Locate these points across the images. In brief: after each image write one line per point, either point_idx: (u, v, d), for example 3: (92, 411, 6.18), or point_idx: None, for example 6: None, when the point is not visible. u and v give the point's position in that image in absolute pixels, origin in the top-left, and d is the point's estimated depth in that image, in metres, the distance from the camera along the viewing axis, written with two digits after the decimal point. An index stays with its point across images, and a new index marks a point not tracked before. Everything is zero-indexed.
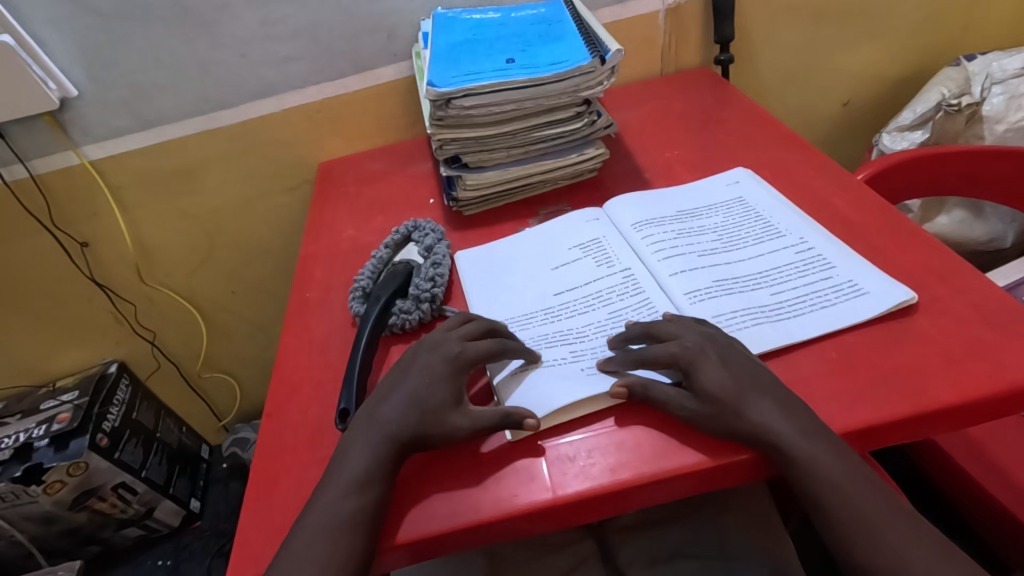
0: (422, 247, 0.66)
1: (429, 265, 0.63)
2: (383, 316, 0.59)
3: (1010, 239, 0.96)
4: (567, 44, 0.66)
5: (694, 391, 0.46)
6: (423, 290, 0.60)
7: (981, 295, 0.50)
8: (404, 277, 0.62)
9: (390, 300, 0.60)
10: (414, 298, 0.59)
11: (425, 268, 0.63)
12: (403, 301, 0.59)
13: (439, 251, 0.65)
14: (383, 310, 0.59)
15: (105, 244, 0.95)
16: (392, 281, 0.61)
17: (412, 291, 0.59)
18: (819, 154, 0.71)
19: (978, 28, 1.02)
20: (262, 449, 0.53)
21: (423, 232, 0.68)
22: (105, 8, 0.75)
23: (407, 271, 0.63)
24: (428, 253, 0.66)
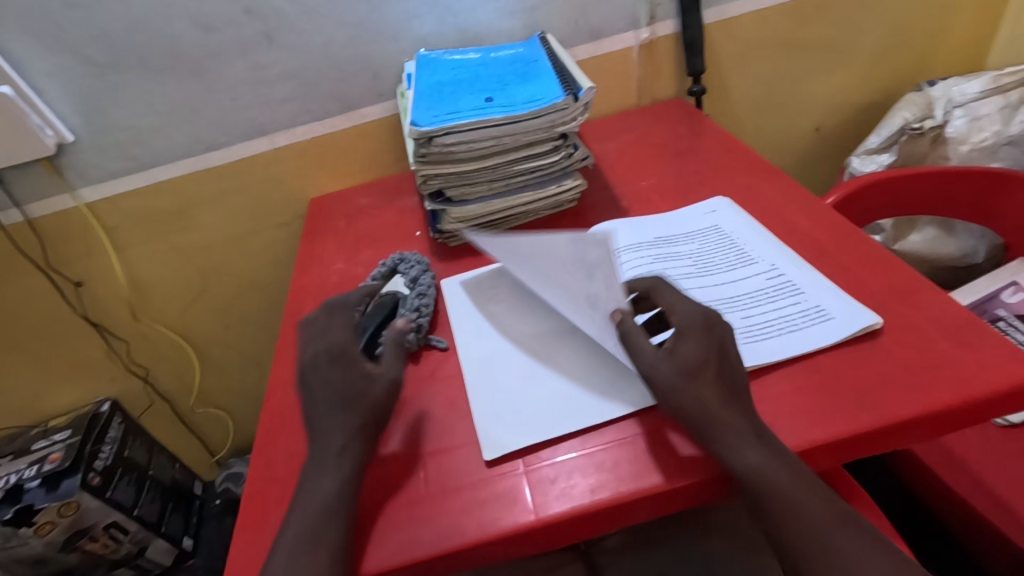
0: (408, 278, 0.68)
1: (415, 296, 0.65)
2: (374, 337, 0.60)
3: (981, 255, 0.99)
4: (543, 83, 0.69)
5: (673, 360, 0.47)
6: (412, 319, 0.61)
7: (940, 311, 0.53)
8: (391, 308, 0.62)
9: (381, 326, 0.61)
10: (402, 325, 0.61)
11: (410, 298, 0.64)
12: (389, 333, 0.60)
13: (425, 282, 0.67)
14: (374, 334, 0.60)
15: (99, 283, 0.97)
16: (382, 306, 0.62)
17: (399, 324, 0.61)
18: (787, 180, 0.74)
19: (938, 54, 1.07)
20: (252, 481, 0.54)
21: (409, 264, 0.70)
22: (100, 58, 0.78)
23: (394, 302, 0.63)
24: (414, 284, 0.68)
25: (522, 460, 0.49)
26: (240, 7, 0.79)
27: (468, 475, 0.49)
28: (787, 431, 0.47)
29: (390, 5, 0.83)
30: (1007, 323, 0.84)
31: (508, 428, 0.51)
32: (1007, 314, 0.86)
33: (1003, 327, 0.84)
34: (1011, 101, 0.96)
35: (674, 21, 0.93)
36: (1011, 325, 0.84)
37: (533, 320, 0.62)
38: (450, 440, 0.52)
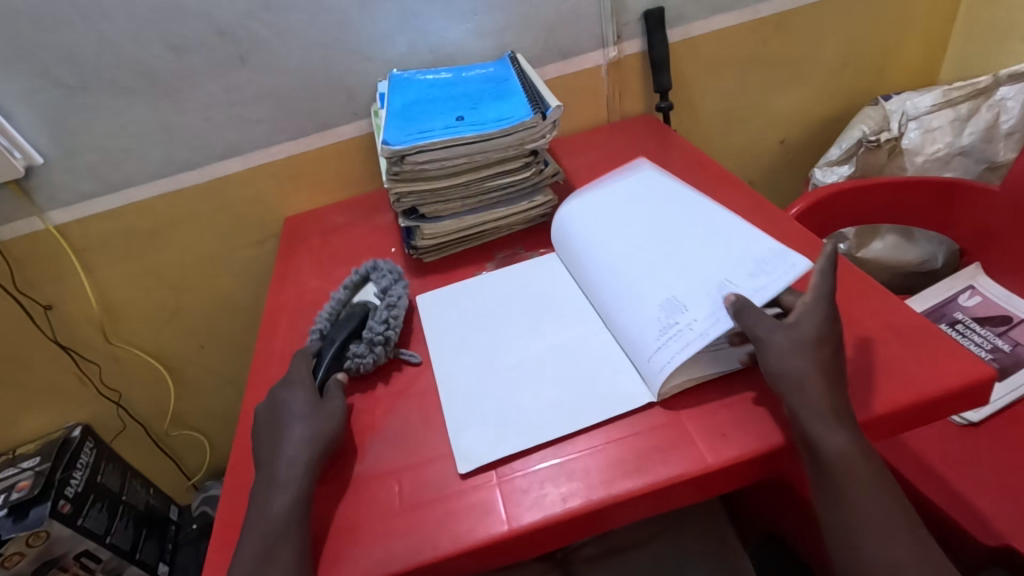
0: (378, 289, 0.68)
1: (384, 307, 0.64)
2: (337, 355, 0.60)
3: (941, 260, 0.97)
4: (513, 102, 0.71)
5: (791, 332, 0.49)
6: (379, 332, 0.61)
7: (893, 315, 0.55)
8: (360, 318, 0.63)
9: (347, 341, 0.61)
10: (368, 337, 0.61)
11: (380, 310, 0.64)
12: (357, 344, 0.61)
13: (394, 293, 0.66)
14: (338, 350, 0.60)
15: (70, 306, 0.95)
16: (349, 321, 0.63)
17: (366, 335, 0.61)
18: (751, 192, 0.77)
19: (893, 70, 1.12)
20: (226, 502, 0.54)
21: (380, 273, 0.70)
22: (71, 81, 0.78)
23: (363, 312, 0.64)
24: (384, 295, 0.67)
25: (494, 472, 0.50)
26: (212, 29, 0.79)
27: (442, 488, 0.49)
28: (750, 436, 0.48)
29: (363, 27, 0.84)
30: (964, 326, 0.88)
31: (483, 439, 0.52)
32: (964, 317, 0.89)
33: (960, 330, 0.88)
34: (961, 114, 0.99)
35: (640, 40, 0.96)
36: (968, 328, 0.87)
37: (516, 323, 0.63)
38: (424, 452, 0.52)
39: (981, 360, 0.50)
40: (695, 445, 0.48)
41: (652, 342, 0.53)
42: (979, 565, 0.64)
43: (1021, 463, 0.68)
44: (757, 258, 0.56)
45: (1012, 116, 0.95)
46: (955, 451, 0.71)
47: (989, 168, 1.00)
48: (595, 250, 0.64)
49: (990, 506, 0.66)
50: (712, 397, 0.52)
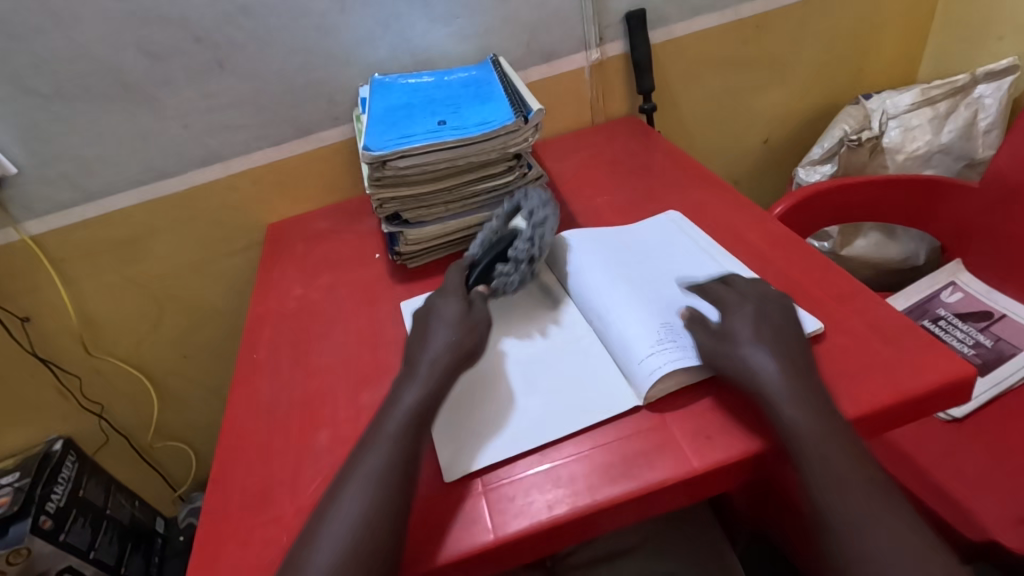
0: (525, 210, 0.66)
1: (531, 230, 0.64)
2: (483, 271, 0.62)
3: (922, 257, 1.03)
4: (494, 105, 0.71)
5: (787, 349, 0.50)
6: (526, 252, 0.62)
7: (875, 315, 0.56)
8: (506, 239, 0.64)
9: (493, 261, 0.62)
10: (516, 259, 0.62)
11: (526, 233, 0.63)
12: (503, 265, 0.62)
13: (540, 215, 0.65)
14: (485, 270, 0.62)
15: (48, 317, 0.93)
16: (497, 243, 0.64)
17: (512, 255, 0.62)
18: (734, 193, 0.77)
19: (872, 69, 1.13)
20: (207, 517, 0.52)
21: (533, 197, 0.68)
22: (44, 88, 0.77)
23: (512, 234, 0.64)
24: (530, 216, 0.66)
25: (481, 481, 0.49)
26: (189, 35, 0.78)
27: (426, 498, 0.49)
28: (735, 439, 0.48)
29: (342, 31, 0.84)
30: (947, 322, 0.88)
31: (468, 447, 0.51)
32: (946, 313, 0.90)
33: (943, 326, 0.88)
34: (940, 112, 1.01)
35: (622, 42, 0.96)
36: (950, 323, 0.88)
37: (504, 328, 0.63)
38: None
39: (962, 358, 0.50)
40: (681, 449, 0.48)
41: (644, 348, 0.54)
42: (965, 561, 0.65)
43: (1003, 458, 0.69)
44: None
45: (990, 114, 0.99)
46: (938, 446, 0.72)
47: (969, 164, 1.02)
48: (597, 267, 0.64)
49: (972, 500, 0.66)
50: (696, 400, 0.52)
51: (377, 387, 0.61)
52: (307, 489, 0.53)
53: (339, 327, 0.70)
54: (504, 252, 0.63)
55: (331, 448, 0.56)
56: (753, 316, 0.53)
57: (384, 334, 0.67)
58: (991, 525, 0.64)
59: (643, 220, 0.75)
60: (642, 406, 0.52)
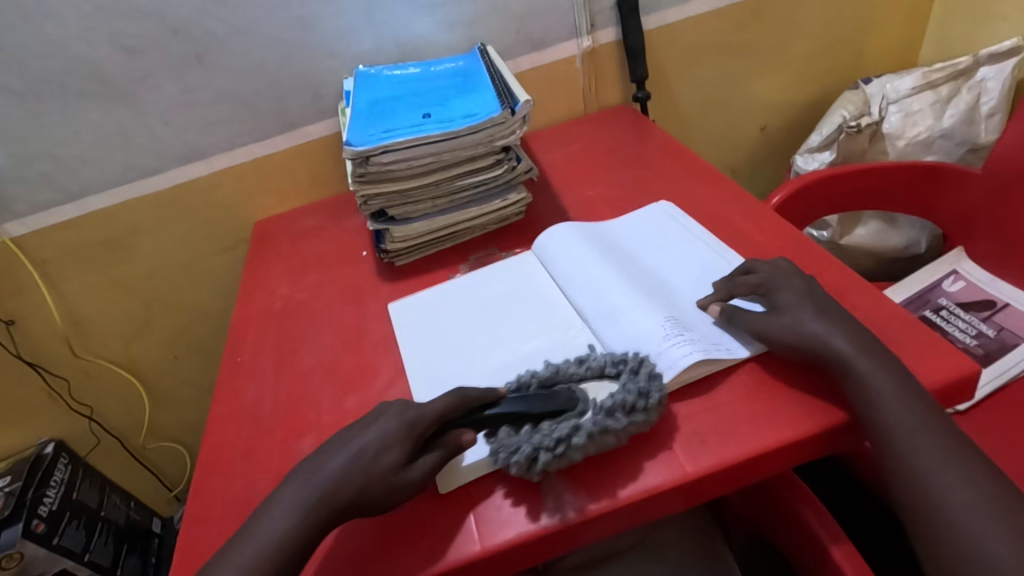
0: (580, 352, 0.54)
1: (564, 371, 0.52)
2: (488, 420, 0.48)
3: (925, 244, 0.98)
4: (481, 97, 0.69)
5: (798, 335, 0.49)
6: (540, 444, 0.46)
7: (875, 310, 0.54)
8: (538, 370, 0.53)
9: (512, 419, 0.48)
10: (528, 441, 0.46)
11: (558, 374, 0.52)
12: (511, 398, 0.51)
13: (591, 362, 0.52)
14: (493, 421, 0.48)
15: (33, 320, 0.92)
16: (532, 412, 0.48)
17: (524, 391, 0.51)
18: (730, 183, 0.75)
19: (872, 53, 1.10)
20: (190, 527, 0.51)
21: (594, 335, 0.56)
22: (18, 86, 0.75)
23: (544, 367, 0.53)
24: (580, 360, 0.53)
25: (470, 489, 0.48)
26: (166, 27, 0.76)
27: (413, 506, 0.47)
28: (732, 441, 0.47)
29: (325, 22, 0.81)
30: (948, 312, 0.86)
31: (458, 449, 0.50)
32: (948, 303, 0.88)
33: (945, 316, 0.86)
34: (941, 96, 0.99)
35: (615, 28, 0.93)
36: (953, 313, 0.86)
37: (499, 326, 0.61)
38: None
39: (965, 354, 0.48)
40: (675, 454, 0.47)
41: (652, 345, 0.52)
42: None
43: (1007, 452, 0.68)
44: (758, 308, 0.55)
45: (993, 97, 0.96)
46: None
47: (971, 150, 1.00)
48: (595, 262, 0.63)
49: None
50: (691, 400, 0.50)
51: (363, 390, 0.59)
52: None
53: (325, 327, 0.68)
54: (537, 420, 0.48)
55: None
56: (795, 290, 0.52)
57: (371, 335, 0.66)
58: None
59: (634, 210, 0.73)
60: None
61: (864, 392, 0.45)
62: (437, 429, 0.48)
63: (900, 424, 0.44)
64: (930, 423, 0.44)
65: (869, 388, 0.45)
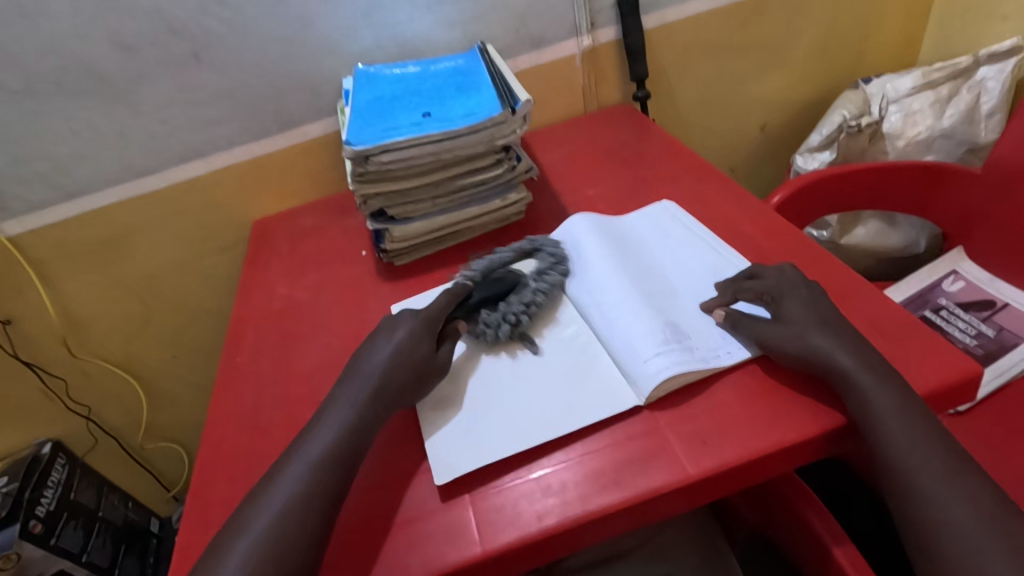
0: (538, 266, 0.62)
1: (533, 288, 0.60)
2: (469, 308, 0.58)
3: (924, 244, 1.00)
4: (481, 96, 0.68)
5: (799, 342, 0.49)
6: (515, 312, 0.58)
7: (877, 311, 0.54)
8: (506, 286, 0.60)
9: (485, 302, 0.59)
10: (500, 312, 0.58)
11: (527, 290, 0.60)
12: (490, 312, 0.58)
13: (552, 279, 0.61)
14: (472, 309, 0.58)
15: (29, 320, 0.91)
16: (495, 293, 0.59)
17: (503, 308, 0.58)
18: (731, 183, 0.75)
19: (872, 52, 1.10)
20: (189, 529, 0.51)
21: (549, 252, 0.64)
22: (14, 84, 0.74)
23: (512, 283, 0.61)
24: (541, 275, 0.62)
25: (470, 491, 0.47)
26: (163, 25, 0.75)
27: (412, 509, 0.47)
28: (733, 443, 0.46)
29: (324, 20, 0.81)
30: (948, 312, 0.87)
31: (458, 450, 0.49)
32: (948, 303, 0.88)
33: (945, 316, 0.86)
34: (942, 95, 0.98)
35: (615, 28, 0.93)
36: (952, 313, 0.86)
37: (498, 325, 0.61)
38: (396, 469, 0.50)
39: (968, 356, 0.48)
40: (675, 455, 0.46)
41: (651, 347, 0.52)
42: None
43: (1007, 452, 0.68)
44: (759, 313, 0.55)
45: (993, 97, 0.96)
46: None
47: (971, 150, 1.00)
48: (594, 262, 0.62)
49: None
50: (692, 402, 0.50)
51: None
52: None
53: (325, 327, 0.68)
54: (500, 296, 0.60)
55: None
56: (803, 299, 0.52)
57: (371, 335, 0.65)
58: None
59: (636, 209, 0.73)
60: (643, 407, 0.50)
61: (863, 394, 0.45)
62: (441, 321, 0.57)
63: (899, 424, 0.44)
64: (930, 424, 0.44)
65: (870, 388, 0.45)
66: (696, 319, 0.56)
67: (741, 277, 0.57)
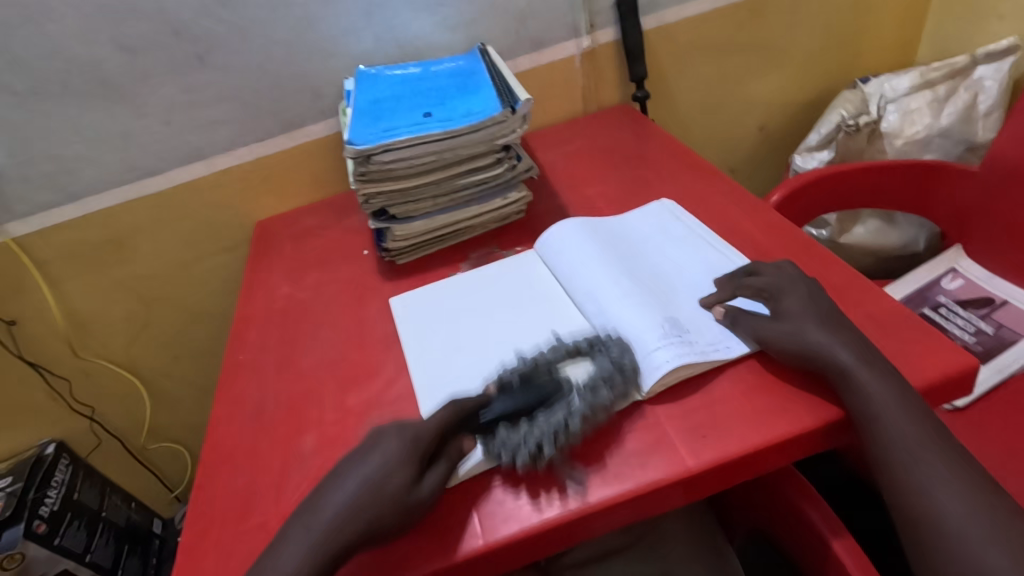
0: (591, 377, 0.51)
1: (569, 413, 0.48)
2: (484, 427, 0.49)
3: (923, 243, 1.01)
4: (481, 96, 0.69)
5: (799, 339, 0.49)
6: (543, 437, 0.47)
7: (873, 306, 0.54)
8: (541, 398, 0.50)
9: (508, 416, 0.49)
10: (528, 434, 0.48)
11: (562, 411, 0.49)
12: (511, 430, 0.49)
13: (600, 397, 0.49)
14: (493, 421, 0.49)
15: (34, 321, 0.92)
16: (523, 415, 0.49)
17: (525, 429, 0.48)
18: (730, 181, 0.75)
19: (870, 52, 1.11)
20: (194, 523, 0.51)
21: (609, 355, 0.52)
22: (19, 86, 0.75)
23: (552, 394, 0.50)
24: (588, 392, 0.50)
25: (472, 483, 0.48)
26: (167, 28, 0.76)
27: None
28: (731, 437, 0.47)
29: (324, 21, 0.81)
30: (948, 309, 0.87)
31: (461, 445, 0.50)
32: (947, 300, 0.88)
33: (944, 313, 0.87)
34: (939, 95, 0.99)
35: (614, 28, 0.93)
36: (952, 311, 0.87)
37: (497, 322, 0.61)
38: None
39: (963, 349, 0.49)
40: (674, 449, 0.47)
41: (652, 340, 0.53)
42: None
43: (1006, 447, 0.68)
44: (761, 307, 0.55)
45: (990, 96, 0.96)
46: None
47: (969, 148, 1.00)
48: (595, 259, 0.63)
49: None
50: (693, 396, 0.51)
51: (365, 387, 0.59)
52: (294, 493, 0.52)
53: (327, 325, 0.69)
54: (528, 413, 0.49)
55: (317, 450, 0.54)
56: (798, 293, 0.53)
57: (373, 333, 0.66)
58: None
59: (636, 208, 0.73)
60: (643, 401, 0.51)
61: (858, 387, 0.46)
62: (438, 440, 0.48)
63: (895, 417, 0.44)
64: (927, 417, 0.45)
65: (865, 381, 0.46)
66: (696, 313, 0.56)
67: (740, 274, 0.58)
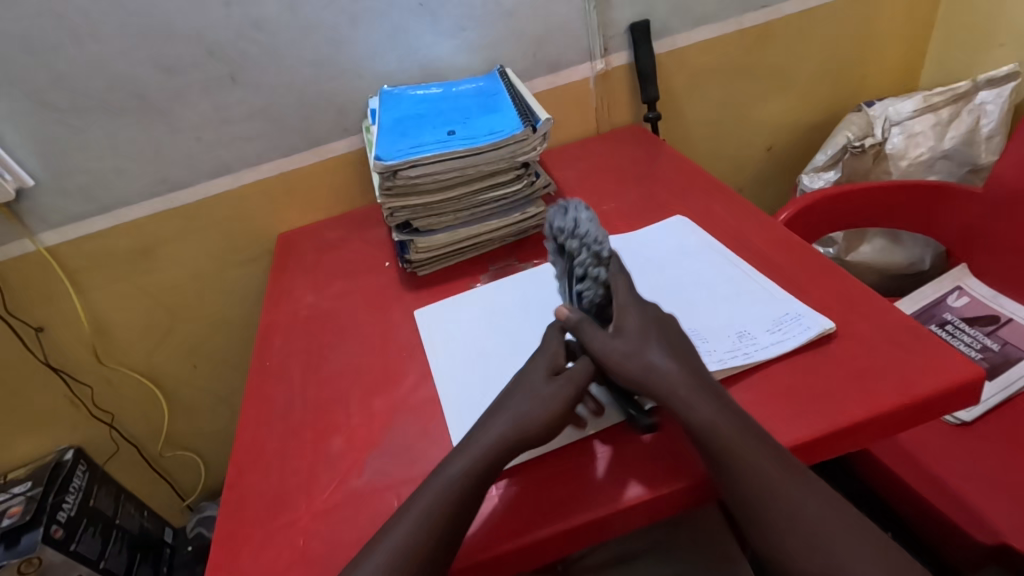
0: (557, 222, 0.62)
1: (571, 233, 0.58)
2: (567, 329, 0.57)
3: (928, 261, 1.03)
4: (502, 115, 0.72)
5: None
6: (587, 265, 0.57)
7: (882, 318, 0.56)
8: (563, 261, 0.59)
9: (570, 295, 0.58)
10: (586, 279, 0.57)
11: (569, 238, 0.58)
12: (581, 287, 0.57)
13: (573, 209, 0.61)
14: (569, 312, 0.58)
15: (61, 328, 0.95)
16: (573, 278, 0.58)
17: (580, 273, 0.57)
18: (740, 199, 0.78)
19: (875, 77, 1.14)
20: (225, 520, 0.53)
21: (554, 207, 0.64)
22: (61, 102, 0.78)
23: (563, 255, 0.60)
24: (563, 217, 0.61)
25: (496, 486, 0.50)
26: (202, 49, 0.80)
27: None
28: None
29: (351, 44, 0.85)
30: (954, 326, 0.89)
31: None
32: (953, 318, 0.90)
33: (950, 330, 0.89)
34: (942, 118, 1.02)
35: (627, 52, 0.97)
36: (958, 328, 0.89)
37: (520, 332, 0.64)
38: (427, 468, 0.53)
39: (970, 360, 0.51)
40: (693, 453, 0.49)
41: None
42: (980, 563, 0.65)
43: (1014, 461, 0.70)
44: (775, 316, 0.58)
45: (992, 120, 1.00)
46: (948, 448, 0.72)
47: (972, 170, 1.03)
48: None
49: (984, 503, 0.67)
50: None
51: (389, 392, 0.62)
52: (323, 493, 0.54)
53: (351, 333, 0.71)
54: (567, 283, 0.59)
55: (345, 452, 0.57)
56: (639, 334, 0.53)
57: (396, 341, 0.68)
58: (1005, 528, 0.64)
59: (651, 224, 0.76)
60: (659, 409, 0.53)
61: (730, 435, 0.46)
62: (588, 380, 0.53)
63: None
64: None
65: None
66: (713, 327, 0.58)
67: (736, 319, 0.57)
